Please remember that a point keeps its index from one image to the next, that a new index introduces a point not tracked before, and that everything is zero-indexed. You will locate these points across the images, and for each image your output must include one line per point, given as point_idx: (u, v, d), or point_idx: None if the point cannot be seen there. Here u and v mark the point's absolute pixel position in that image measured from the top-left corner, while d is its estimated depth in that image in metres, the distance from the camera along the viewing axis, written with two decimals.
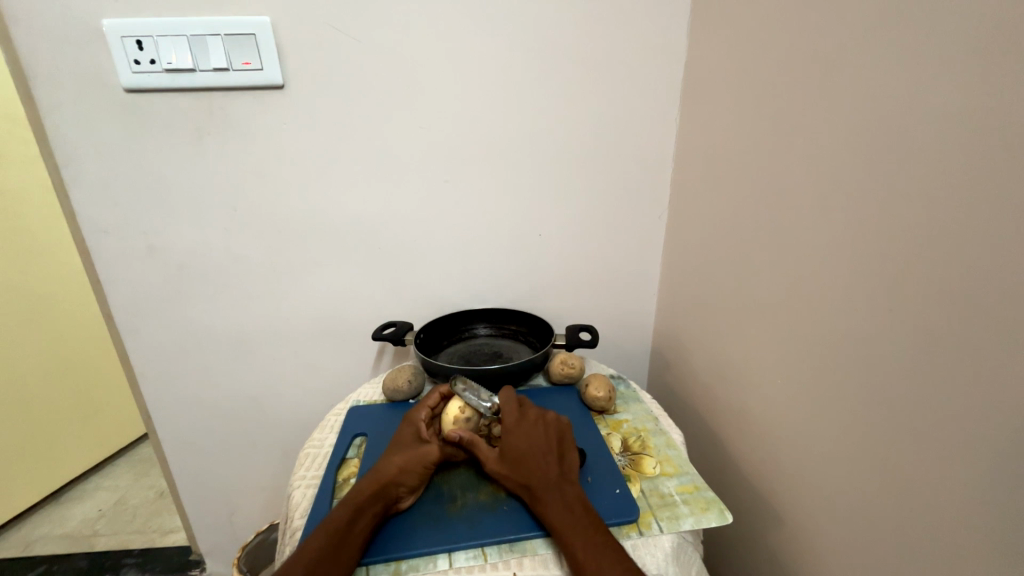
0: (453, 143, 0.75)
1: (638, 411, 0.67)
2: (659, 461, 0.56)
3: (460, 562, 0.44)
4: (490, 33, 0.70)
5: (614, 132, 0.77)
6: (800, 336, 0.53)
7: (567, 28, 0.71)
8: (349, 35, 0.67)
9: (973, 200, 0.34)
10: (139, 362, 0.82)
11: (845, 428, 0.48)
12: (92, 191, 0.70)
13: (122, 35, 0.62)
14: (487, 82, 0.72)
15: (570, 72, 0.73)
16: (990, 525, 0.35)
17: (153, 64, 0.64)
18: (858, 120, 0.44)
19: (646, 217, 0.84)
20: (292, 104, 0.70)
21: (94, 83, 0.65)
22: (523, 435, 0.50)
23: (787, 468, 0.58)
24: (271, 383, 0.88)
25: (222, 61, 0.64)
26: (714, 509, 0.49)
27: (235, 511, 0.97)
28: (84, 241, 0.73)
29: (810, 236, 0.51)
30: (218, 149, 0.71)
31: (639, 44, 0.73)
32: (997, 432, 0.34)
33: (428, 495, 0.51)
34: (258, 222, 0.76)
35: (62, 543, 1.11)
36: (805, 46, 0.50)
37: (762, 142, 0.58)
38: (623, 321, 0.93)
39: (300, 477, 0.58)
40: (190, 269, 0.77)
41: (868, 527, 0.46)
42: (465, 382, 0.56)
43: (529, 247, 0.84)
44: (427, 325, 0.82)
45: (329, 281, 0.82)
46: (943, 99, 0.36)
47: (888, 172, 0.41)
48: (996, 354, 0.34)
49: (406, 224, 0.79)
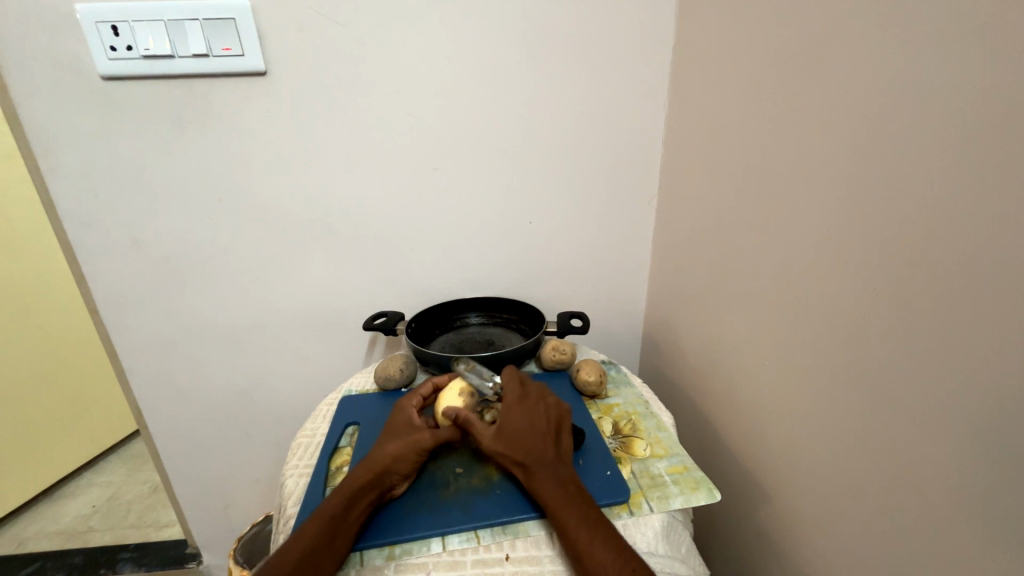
0: (443, 130, 0.74)
1: (629, 395, 0.67)
2: (650, 443, 0.57)
3: (454, 545, 0.45)
4: (477, 16, 0.68)
5: (604, 118, 0.77)
6: (789, 317, 0.54)
7: (555, 11, 0.70)
8: (333, 19, 0.66)
9: (964, 175, 0.34)
10: (128, 356, 0.81)
11: (833, 409, 0.49)
12: (71, 183, 0.69)
13: (96, 20, 0.60)
14: (476, 67, 0.71)
15: (559, 56, 0.72)
16: (976, 496, 0.36)
17: (129, 50, 0.62)
18: (850, 97, 0.44)
19: (637, 203, 0.84)
20: (276, 92, 0.68)
21: (69, 71, 0.63)
22: (524, 411, 0.52)
23: (776, 448, 0.59)
24: (262, 375, 0.87)
25: (201, 46, 0.63)
26: (703, 488, 0.50)
27: (231, 504, 0.97)
28: (65, 235, 0.72)
29: (800, 219, 0.51)
30: (201, 138, 0.69)
31: (628, 27, 0.72)
32: (984, 410, 0.35)
33: (422, 481, 0.52)
34: (244, 212, 0.75)
35: (56, 540, 1.11)
36: (795, 26, 0.50)
37: (752, 125, 0.58)
38: (614, 307, 0.93)
39: (292, 466, 0.58)
40: (176, 261, 0.76)
41: (854, 503, 0.47)
42: (467, 365, 0.60)
43: (520, 235, 0.84)
44: (418, 314, 0.81)
45: (319, 271, 0.81)
46: (936, 73, 0.36)
47: (880, 148, 0.41)
48: (984, 334, 0.34)
49: (395, 214, 0.79)
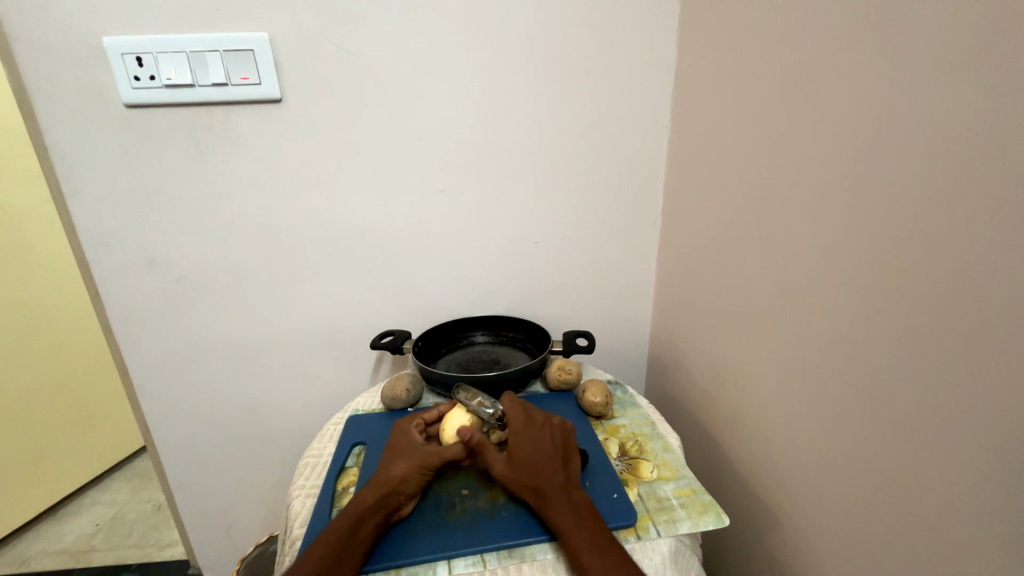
0: (452, 152, 0.76)
1: (635, 416, 0.67)
2: (656, 465, 0.57)
3: (460, 568, 0.44)
4: (486, 45, 0.71)
5: (609, 140, 0.79)
6: (796, 336, 0.54)
7: (561, 39, 0.72)
8: (347, 50, 0.69)
9: (966, 202, 0.35)
10: (138, 373, 0.82)
11: (841, 433, 0.48)
12: (91, 205, 0.71)
13: (122, 52, 0.63)
14: (484, 93, 0.74)
15: (565, 83, 0.75)
16: (988, 520, 0.35)
17: (152, 79, 0.65)
18: (852, 122, 0.45)
19: (642, 223, 0.85)
20: (291, 118, 0.71)
21: (95, 99, 0.66)
22: (535, 433, 0.52)
23: (783, 472, 0.58)
24: (270, 393, 0.88)
25: (221, 75, 0.66)
26: (711, 512, 0.49)
27: (234, 524, 0.96)
28: (83, 255, 0.74)
29: (804, 242, 0.52)
30: (217, 161, 0.72)
31: (632, 55, 0.74)
32: (994, 436, 0.35)
33: (428, 502, 0.52)
34: (256, 233, 0.77)
35: (60, 559, 1.10)
36: (796, 55, 0.51)
37: (755, 149, 0.59)
38: (620, 326, 0.94)
39: (299, 486, 0.58)
40: (190, 280, 0.78)
41: (864, 529, 0.47)
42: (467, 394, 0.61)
43: (526, 254, 0.85)
44: (425, 333, 0.82)
45: (328, 291, 0.82)
46: (937, 99, 0.37)
47: (883, 172, 0.42)
48: (991, 359, 0.34)
49: (404, 235, 0.80)
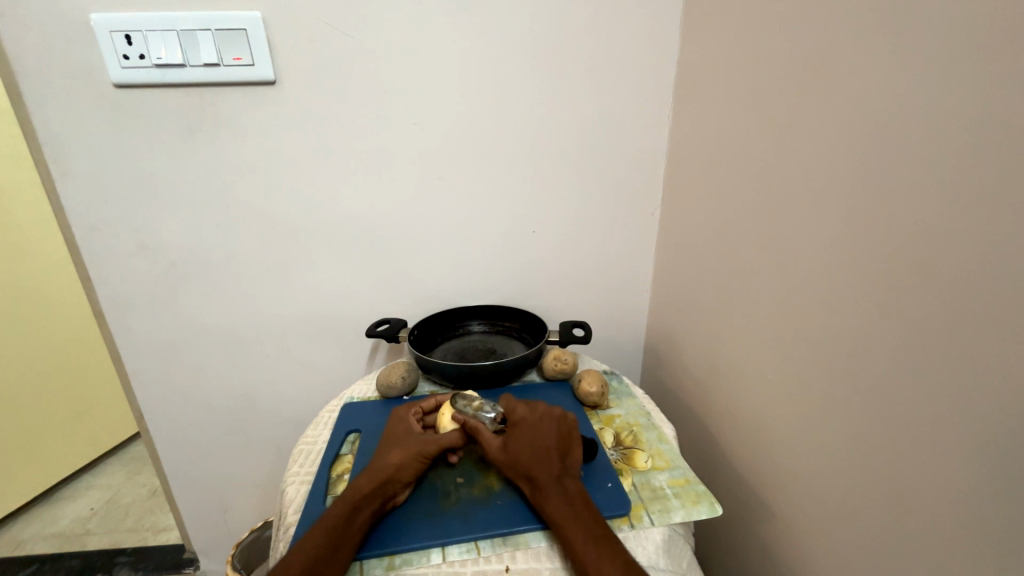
0: (450, 139, 0.75)
1: (630, 406, 0.67)
2: (651, 455, 0.57)
3: (454, 556, 0.45)
4: (484, 29, 0.69)
5: (609, 129, 0.78)
6: (791, 328, 0.54)
7: (561, 24, 0.71)
8: (341, 31, 0.67)
9: (965, 194, 0.35)
10: (131, 359, 0.82)
11: (834, 426, 0.49)
12: (81, 188, 0.70)
13: (110, 29, 0.62)
14: (483, 78, 0.72)
15: (564, 69, 0.73)
16: (976, 513, 0.36)
17: (142, 59, 0.63)
18: (852, 113, 0.44)
19: (640, 213, 0.85)
20: (284, 100, 0.69)
21: (83, 78, 0.64)
22: (534, 423, 0.52)
23: (776, 462, 0.58)
24: (265, 380, 0.87)
25: (213, 56, 0.64)
26: (704, 502, 0.50)
27: (230, 510, 0.97)
28: (74, 239, 0.73)
29: (801, 235, 0.51)
30: (209, 144, 0.70)
31: (633, 42, 0.73)
32: (987, 429, 0.35)
33: (423, 490, 0.52)
34: (251, 219, 0.76)
35: (56, 543, 1.11)
36: (798, 43, 0.50)
37: (755, 140, 0.58)
38: (617, 317, 0.93)
39: (293, 473, 0.58)
40: (183, 266, 0.77)
41: (855, 520, 0.47)
42: (465, 399, 0.56)
43: (524, 244, 0.84)
44: (421, 322, 0.82)
45: (324, 278, 0.82)
46: (939, 91, 0.36)
47: (881, 165, 0.41)
48: (985, 354, 0.34)
49: (400, 223, 0.79)
